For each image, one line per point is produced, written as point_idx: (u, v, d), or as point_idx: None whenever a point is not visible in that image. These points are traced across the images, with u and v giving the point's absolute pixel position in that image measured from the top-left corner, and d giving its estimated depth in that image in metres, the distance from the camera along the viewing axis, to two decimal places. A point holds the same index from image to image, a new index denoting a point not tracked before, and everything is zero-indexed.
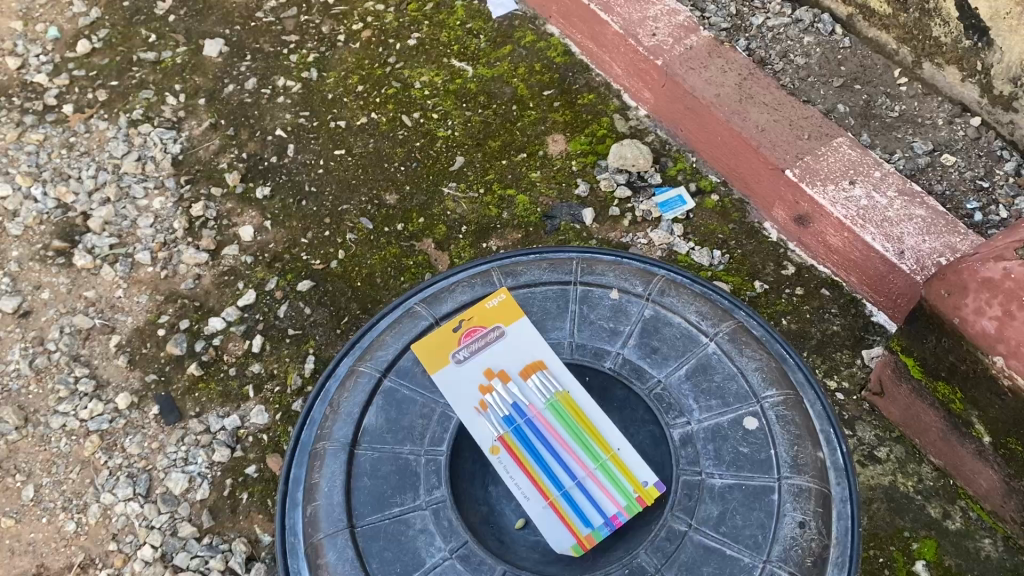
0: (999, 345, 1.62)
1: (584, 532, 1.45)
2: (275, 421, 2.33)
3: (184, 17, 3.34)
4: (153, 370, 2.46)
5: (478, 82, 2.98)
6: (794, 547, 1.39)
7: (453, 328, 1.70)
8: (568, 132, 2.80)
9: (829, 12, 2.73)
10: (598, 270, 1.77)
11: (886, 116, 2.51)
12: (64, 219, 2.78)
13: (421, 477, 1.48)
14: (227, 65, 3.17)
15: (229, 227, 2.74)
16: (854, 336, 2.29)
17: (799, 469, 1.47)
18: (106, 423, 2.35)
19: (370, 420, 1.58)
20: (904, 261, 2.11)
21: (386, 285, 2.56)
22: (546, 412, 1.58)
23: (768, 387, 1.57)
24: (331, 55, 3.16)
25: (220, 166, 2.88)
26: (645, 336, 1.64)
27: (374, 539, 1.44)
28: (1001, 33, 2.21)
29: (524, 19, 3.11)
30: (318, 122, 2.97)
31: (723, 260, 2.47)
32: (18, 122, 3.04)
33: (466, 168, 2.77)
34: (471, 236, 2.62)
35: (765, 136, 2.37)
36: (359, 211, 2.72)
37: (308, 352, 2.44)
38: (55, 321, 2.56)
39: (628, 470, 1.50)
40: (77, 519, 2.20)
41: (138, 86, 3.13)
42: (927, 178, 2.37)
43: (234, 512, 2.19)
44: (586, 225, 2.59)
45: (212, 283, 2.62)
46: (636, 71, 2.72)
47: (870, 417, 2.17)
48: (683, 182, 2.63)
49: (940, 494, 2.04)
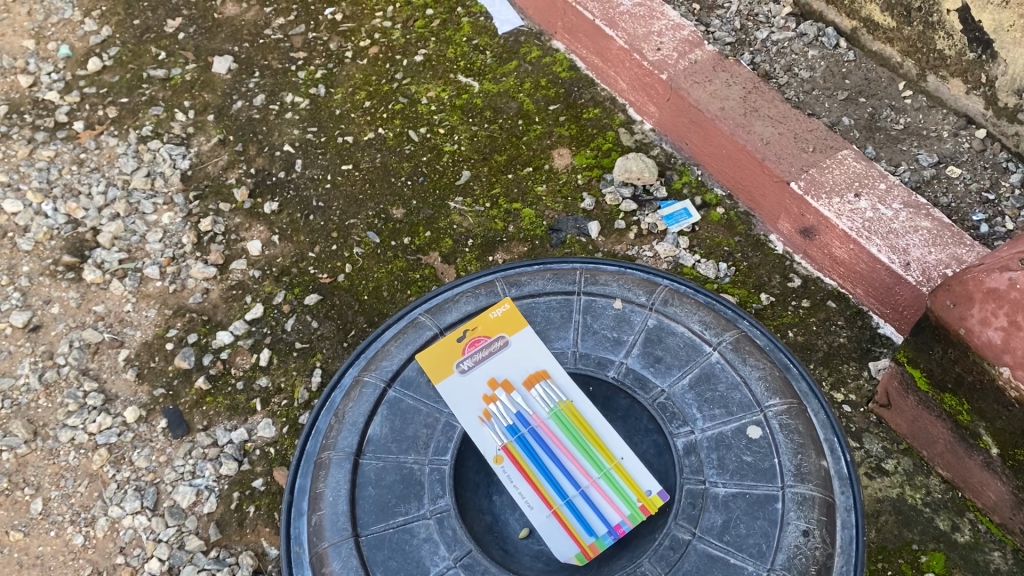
0: (1006, 356, 1.61)
1: (588, 541, 1.45)
2: (282, 434, 2.34)
3: (193, 35, 3.39)
4: (161, 384, 2.47)
5: (483, 97, 3.00)
6: (798, 555, 1.38)
7: (458, 338, 1.71)
8: (573, 146, 2.82)
9: (832, 26, 2.75)
10: (601, 280, 1.77)
11: (891, 129, 2.51)
12: (75, 234, 2.82)
13: (425, 486, 1.48)
14: (236, 82, 3.21)
15: (237, 242, 2.77)
16: (860, 348, 2.28)
17: (803, 477, 1.46)
18: (114, 436, 2.36)
19: (374, 429, 1.59)
20: (909, 273, 2.11)
21: (392, 297, 2.58)
22: (550, 421, 1.58)
23: (772, 396, 1.57)
24: (340, 72, 3.20)
25: (229, 182, 2.92)
26: (649, 345, 1.64)
27: (378, 548, 1.44)
28: (1004, 46, 2.23)
29: (529, 35, 3.15)
30: (326, 138, 3.00)
31: (728, 272, 2.47)
32: (30, 138, 3.09)
33: (472, 182, 2.79)
34: (477, 249, 2.63)
35: (769, 148, 2.38)
36: (366, 225, 2.75)
37: (315, 366, 2.45)
38: (65, 336, 2.58)
39: (632, 480, 1.50)
40: (85, 532, 2.20)
41: (148, 102, 3.18)
42: (933, 190, 2.37)
43: (241, 526, 2.19)
44: (591, 238, 2.60)
45: (220, 297, 2.64)
46: (641, 86, 2.75)
47: (877, 429, 2.15)
48: (688, 195, 2.65)
49: (948, 507, 2.02)
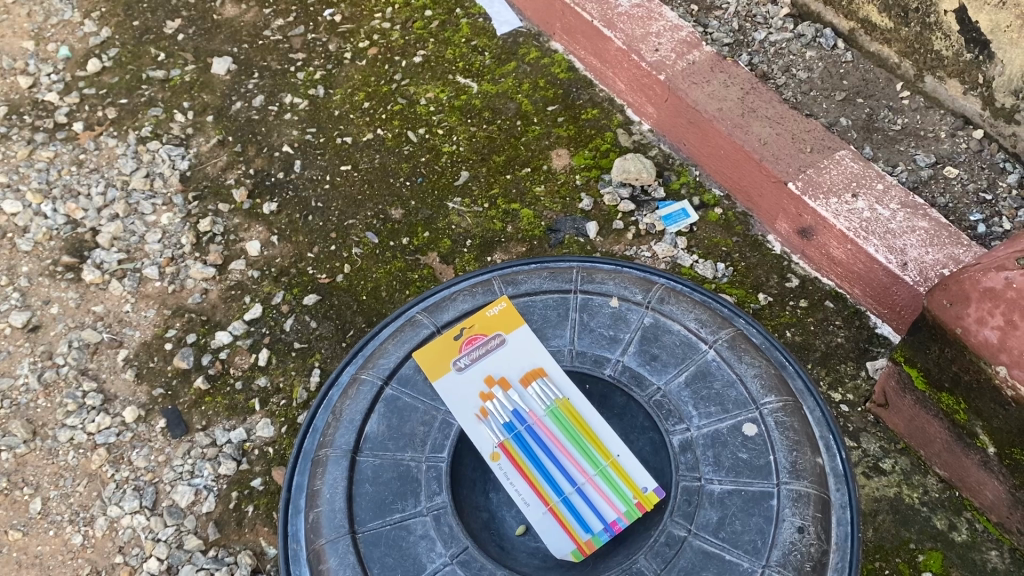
0: (1002, 355, 1.62)
1: (584, 537, 1.45)
2: (281, 433, 2.34)
3: (193, 36, 3.40)
4: (160, 384, 2.48)
5: (482, 98, 3.01)
6: (793, 552, 1.38)
7: (455, 335, 1.71)
8: (571, 147, 2.82)
9: (830, 27, 2.76)
10: (598, 279, 1.78)
11: (888, 129, 2.52)
12: (74, 235, 2.82)
13: (422, 483, 1.49)
14: (236, 82, 3.22)
15: (236, 242, 2.77)
16: (858, 348, 2.29)
17: (798, 474, 1.46)
18: (113, 436, 2.36)
19: (371, 427, 1.59)
20: (907, 273, 2.12)
21: (391, 297, 2.58)
22: (547, 418, 1.59)
23: (767, 394, 1.57)
24: (339, 73, 3.21)
25: (228, 182, 2.92)
26: (645, 343, 1.64)
27: (375, 545, 1.44)
28: (1001, 46, 2.24)
29: (528, 36, 3.15)
30: (325, 138, 3.01)
31: (726, 272, 2.48)
32: (29, 139, 3.10)
33: (471, 183, 2.80)
34: (476, 250, 2.64)
35: (767, 148, 2.39)
36: (365, 226, 2.75)
37: (314, 366, 2.46)
38: (64, 336, 2.58)
39: (629, 477, 1.51)
40: (84, 531, 2.21)
41: (147, 103, 3.19)
42: (930, 190, 2.37)
43: (240, 525, 2.20)
44: (590, 238, 2.60)
45: (219, 298, 2.65)
46: (639, 86, 2.75)
47: (874, 428, 2.16)
48: (686, 195, 2.65)
49: (945, 506, 2.02)
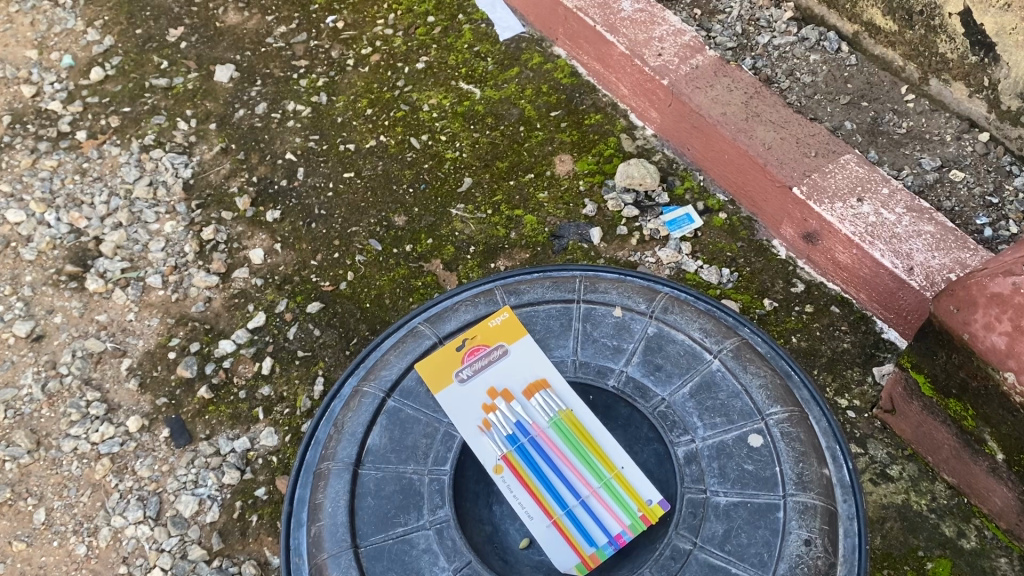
0: (1011, 361, 1.59)
1: (588, 551, 1.43)
2: (285, 442, 2.34)
3: (195, 44, 3.40)
4: (164, 393, 2.47)
5: (485, 104, 3.01)
6: (800, 565, 1.36)
7: (458, 346, 1.70)
8: (575, 152, 2.81)
9: (834, 30, 2.74)
10: (601, 288, 1.77)
11: (894, 132, 2.50)
12: (77, 244, 2.82)
13: (425, 497, 1.48)
14: (239, 90, 3.22)
15: (240, 250, 2.77)
16: (864, 353, 2.27)
17: (804, 486, 1.45)
18: (116, 446, 2.36)
19: (374, 439, 1.58)
20: (913, 278, 2.10)
21: (394, 305, 2.57)
22: (551, 430, 1.57)
23: (772, 404, 1.56)
24: (341, 80, 3.20)
25: (231, 190, 2.92)
26: (649, 353, 1.63)
27: (378, 559, 1.43)
28: (1007, 49, 2.22)
29: (530, 41, 3.15)
30: (328, 145, 3.00)
31: (731, 278, 2.47)
32: (33, 148, 3.11)
33: (474, 189, 2.79)
34: (479, 256, 2.63)
35: (771, 153, 2.37)
36: (368, 233, 2.74)
37: (318, 374, 2.46)
38: (68, 345, 2.58)
39: (633, 489, 1.49)
40: (88, 542, 2.20)
41: (150, 112, 3.19)
42: (936, 194, 2.36)
43: (243, 535, 2.19)
44: (594, 244, 2.59)
45: (223, 306, 2.64)
46: (642, 91, 2.74)
47: (881, 434, 2.14)
48: (690, 201, 2.64)
49: (954, 513, 2.00)
